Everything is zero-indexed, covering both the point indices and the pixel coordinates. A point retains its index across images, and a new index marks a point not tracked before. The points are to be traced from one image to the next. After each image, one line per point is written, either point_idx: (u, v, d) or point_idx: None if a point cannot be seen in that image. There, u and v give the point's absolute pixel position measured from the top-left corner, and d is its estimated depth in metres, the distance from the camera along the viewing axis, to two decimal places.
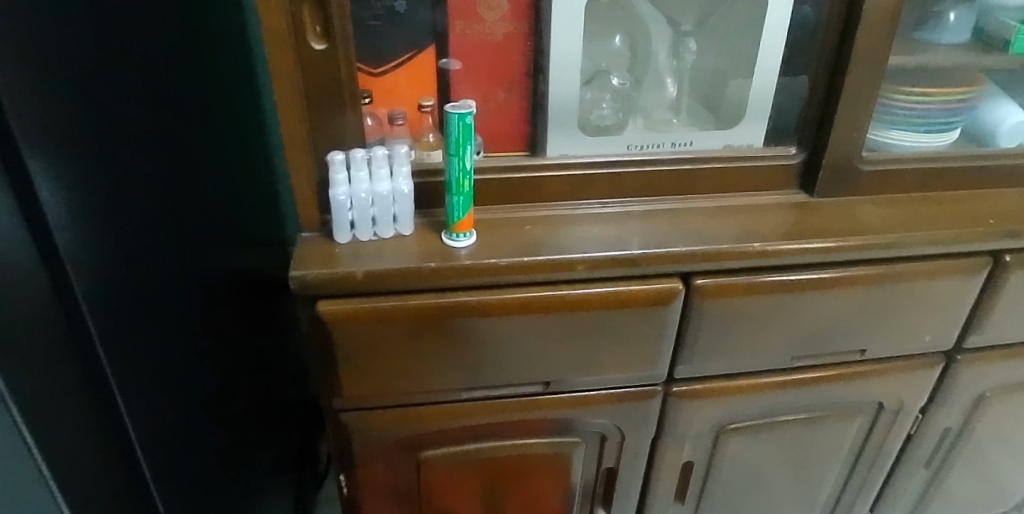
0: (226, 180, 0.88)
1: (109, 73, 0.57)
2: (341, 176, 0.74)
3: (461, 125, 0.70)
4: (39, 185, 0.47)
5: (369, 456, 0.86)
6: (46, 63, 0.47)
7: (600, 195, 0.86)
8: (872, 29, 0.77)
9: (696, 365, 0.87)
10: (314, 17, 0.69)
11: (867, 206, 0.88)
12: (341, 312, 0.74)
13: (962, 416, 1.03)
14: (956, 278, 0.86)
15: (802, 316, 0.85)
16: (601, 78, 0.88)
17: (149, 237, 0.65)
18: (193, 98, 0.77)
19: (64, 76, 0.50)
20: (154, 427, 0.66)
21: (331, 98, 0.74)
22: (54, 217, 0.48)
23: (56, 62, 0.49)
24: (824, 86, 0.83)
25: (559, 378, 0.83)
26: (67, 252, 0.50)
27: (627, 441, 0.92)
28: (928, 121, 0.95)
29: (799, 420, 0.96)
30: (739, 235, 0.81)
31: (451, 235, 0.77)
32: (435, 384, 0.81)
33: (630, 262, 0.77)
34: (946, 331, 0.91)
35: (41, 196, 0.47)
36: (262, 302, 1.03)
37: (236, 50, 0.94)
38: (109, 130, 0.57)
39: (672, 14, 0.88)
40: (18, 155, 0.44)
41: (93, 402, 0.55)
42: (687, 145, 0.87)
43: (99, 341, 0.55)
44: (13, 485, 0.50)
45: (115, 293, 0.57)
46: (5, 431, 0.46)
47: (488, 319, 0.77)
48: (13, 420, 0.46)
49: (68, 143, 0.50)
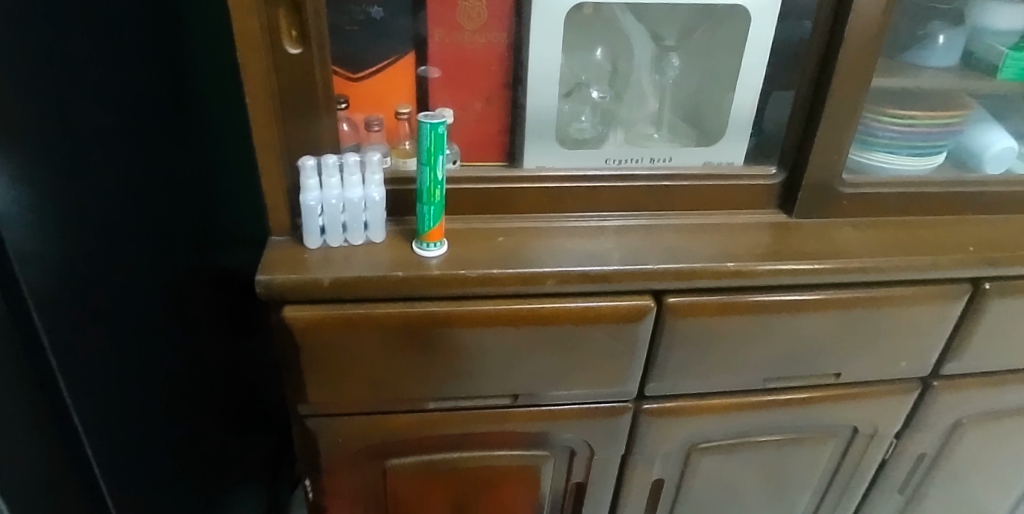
0: (198, 178, 0.87)
1: (67, 64, 0.56)
2: (312, 181, 0.73)
3: (433, 135, 0.70)
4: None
5: (335, 462, 0.86)
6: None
7: (575, 209, 0.85)
8: (855, 50, 0.76)
9: (668, 383, 0.86)
10: (290, 21, 0.69)
11: (845, 228, 0.88)
12: (308, 319, 0.73)
13: (938, 443, 1.02)
14: (934, 305, 0.86)
15: (777, 337, 0.84)
16: (581, 91, 0.87)
17: (111, 236, 0.64)
18: (164, 95, 0.76)
19: (15, 62, 0.48)
20: (111, 431, 0.65)
21: (305, 102, 0.73)
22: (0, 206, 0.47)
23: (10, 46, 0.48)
24: (806, 106, 0.82)
25: (528, 391, 0.83)
26: (12, 243, 0.49)
27: (597, 457, 0.91)
28: (911, 144, 0.93)
29: (771, 441, 0.95)
30: (714, 255, 0.80)
31: (422, 244, 0.77)
32: (404, 392, 0.81)
33: (601, 277, 0.76)
34: (922, 358, 0.91)
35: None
36: (234, 301, 1.02)
37: (214, 51, 0.93)
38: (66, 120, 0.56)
39: (655, 28, 0.87)
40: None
41: (41, 405, 0.55)
42: (666, 160, 0.86)
43: (47, 337, 0.53)
44: None
45: (67, 288, 0.56)
46: None
47: (456, 330, 0.76)
48: None
49: (18, 130, 0.49)
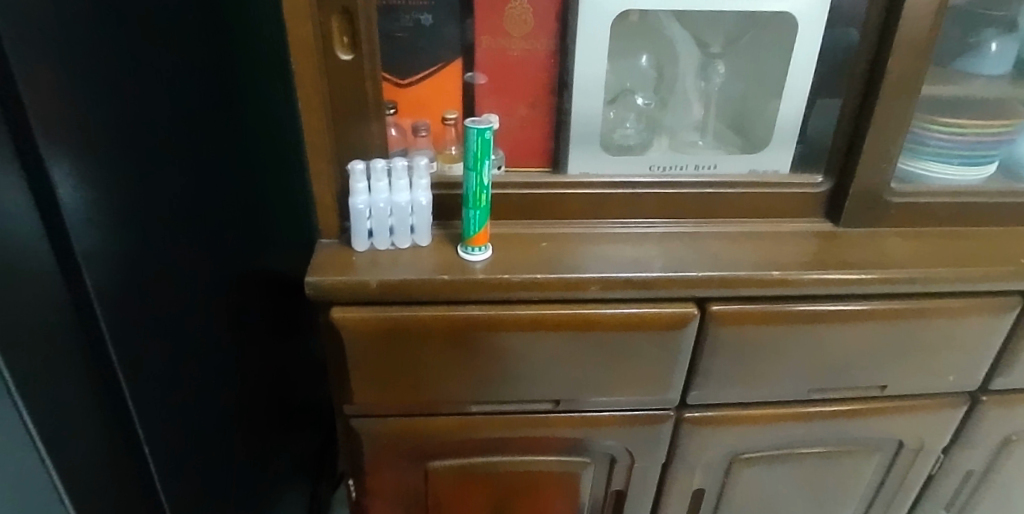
0: (250, 182, 0.89)
1: (130, 71, 0.58)
2: (361, 185, 0.74)
3: (480, 140, 0.70)
4: (54, 176, 0.47)
5: (377, 462, 0.87)
6: (64, 55, 0.48)
7: (618, 214, 0.85)
8: (904, 60, 0.75)
9: (710, 392, 0.85)
10: (342, 28, 0.70)
11: (892, 238, 0.86)
12: (355, 321, 0.74)
13: (986, 459, 1.00)
14: (984, 317, 0.84)
15: (822, 347, 0.83)
16: (625, 98, 0.87)
17: (169, 236, 0.66)
18: (220, 100, 0.78)
19: (82, 67, 0.50)
20: (164, 426, 0.67)
21: (355, 108, 0.74)
22: (67, 205, 0.49)
23: (77, 52, 0.50)
24: (854, 113, 0.81)
25: (569, 397, 0.83)
26: (77, 242, 0.51)
27: (638, 465, 0.90)
28: (962, 153, 0.91)
29: (815, 453, 0.94)
30: (759, 263, 0.80)
31: (466, 248, 0.78)
32: (447, 395, 0.81)
33: (644, 284, 0.76)
34: (971, 371, 0.89)
35: (54, 184, 0.48)
36: (282, 302, 1.04)
37: (267, 57, 0.96)
38: (128, 122, 0.58)
39: (701, 36, 0.86)
40: (30, 144, 0.45)
41: (103, 399, 0.57)
42: (711, 168, 0.86)
43: (109, 333, 0.55)
44: (23, 495, 0.50)
45: (127, 286, 0.58)
46: (22, 446, 0.48)
47: (499, 334, 0.77)
48: (27, 431, 0.47)
49: (83, 132, 0.51)
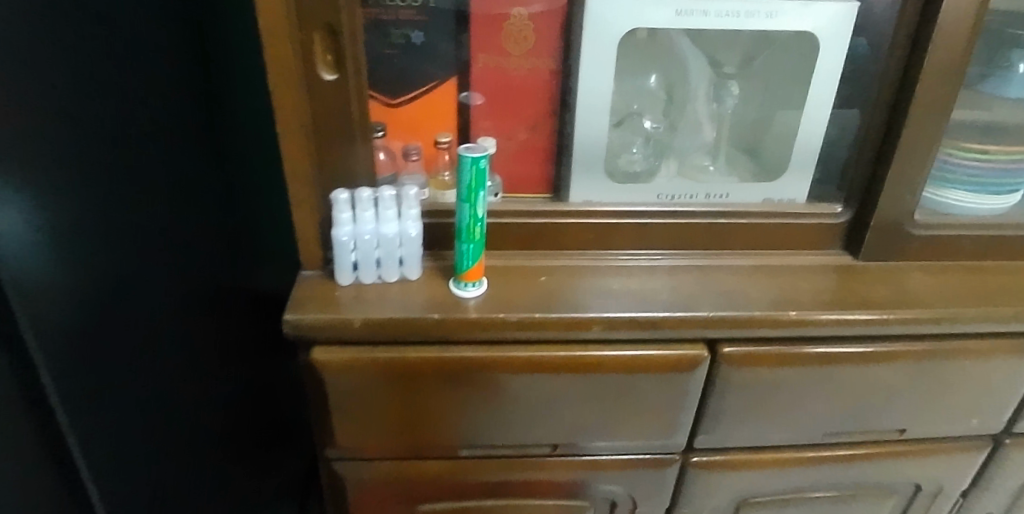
0: (220, 196, 0.85)
1: (74, 84, 0.54)
2: (345, 215, 0.68)
3: (475, 170, 0.65)
4: None
5: (363, 506, 0.81)
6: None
7: (623, 245, 0.79)
8: (933, 86, 0.70)
9: (719, 436, 0.80)
10: (326, 46, 0.64)
11: (915, 273, 0.81)
12: (337, 362, 0.69)
13: (1007, 502, 0.94)
14: (1012, 358, 0.79)
15: (840, 390, 0.77)
16: (632, 121, 0.82)
17: (123, 258, 0.62)
18: (185, 111, 0.74)
19: (15, 87, 0.46)
20: (115, 462, 0.63)
21: (340, 132, 0.68)
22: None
23: (11, 68, 0.46)
24: (877, 141, 0.76)
25: (568, 441, 0.77)
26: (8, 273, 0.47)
27: (640, 509, 0.85)
28: (998, 182, 0.85)
29: (828, 497, 0.88)
30: (774, 301, 0.74)
31: (459, 283, 0.72)
32: (437, 439, 0.76)
33: (650, 324, 0.70)
34: (996, 414, 0.83)
35: None
36: (261, 325, 0.99)
37: (241, 70, 0.90)
38: (71, 145, 0.53)
39: (716, 55, 0.80)
40: None
41: (36, 440, 0.52)
42: (722, 197, 0.80)
43: (46, 368, 0.51)
44: None
45: (71, 316, 0.54)
46: None
47: (492, 377, 0.71)
48: None
49: (15, 158, 0.47)
